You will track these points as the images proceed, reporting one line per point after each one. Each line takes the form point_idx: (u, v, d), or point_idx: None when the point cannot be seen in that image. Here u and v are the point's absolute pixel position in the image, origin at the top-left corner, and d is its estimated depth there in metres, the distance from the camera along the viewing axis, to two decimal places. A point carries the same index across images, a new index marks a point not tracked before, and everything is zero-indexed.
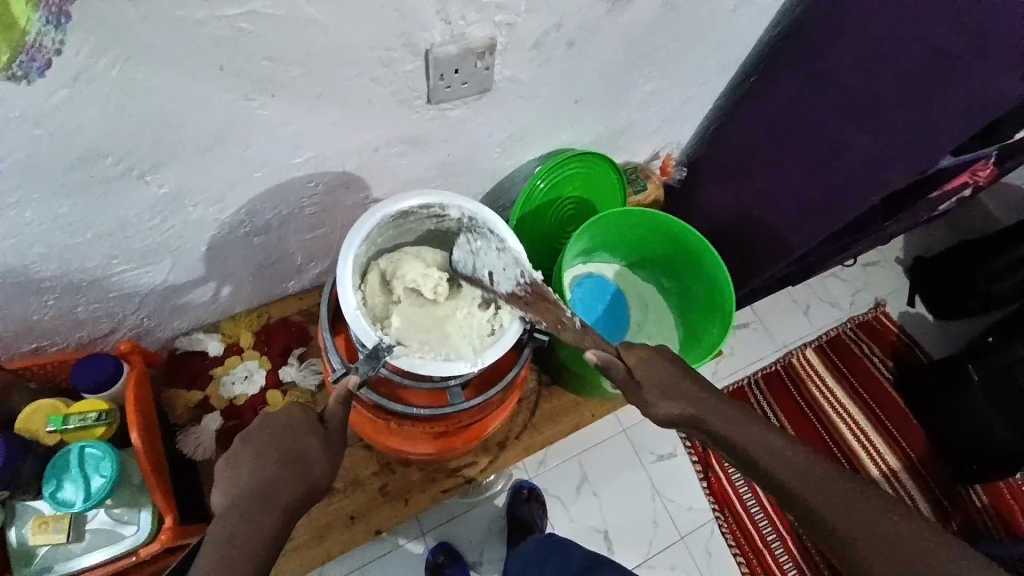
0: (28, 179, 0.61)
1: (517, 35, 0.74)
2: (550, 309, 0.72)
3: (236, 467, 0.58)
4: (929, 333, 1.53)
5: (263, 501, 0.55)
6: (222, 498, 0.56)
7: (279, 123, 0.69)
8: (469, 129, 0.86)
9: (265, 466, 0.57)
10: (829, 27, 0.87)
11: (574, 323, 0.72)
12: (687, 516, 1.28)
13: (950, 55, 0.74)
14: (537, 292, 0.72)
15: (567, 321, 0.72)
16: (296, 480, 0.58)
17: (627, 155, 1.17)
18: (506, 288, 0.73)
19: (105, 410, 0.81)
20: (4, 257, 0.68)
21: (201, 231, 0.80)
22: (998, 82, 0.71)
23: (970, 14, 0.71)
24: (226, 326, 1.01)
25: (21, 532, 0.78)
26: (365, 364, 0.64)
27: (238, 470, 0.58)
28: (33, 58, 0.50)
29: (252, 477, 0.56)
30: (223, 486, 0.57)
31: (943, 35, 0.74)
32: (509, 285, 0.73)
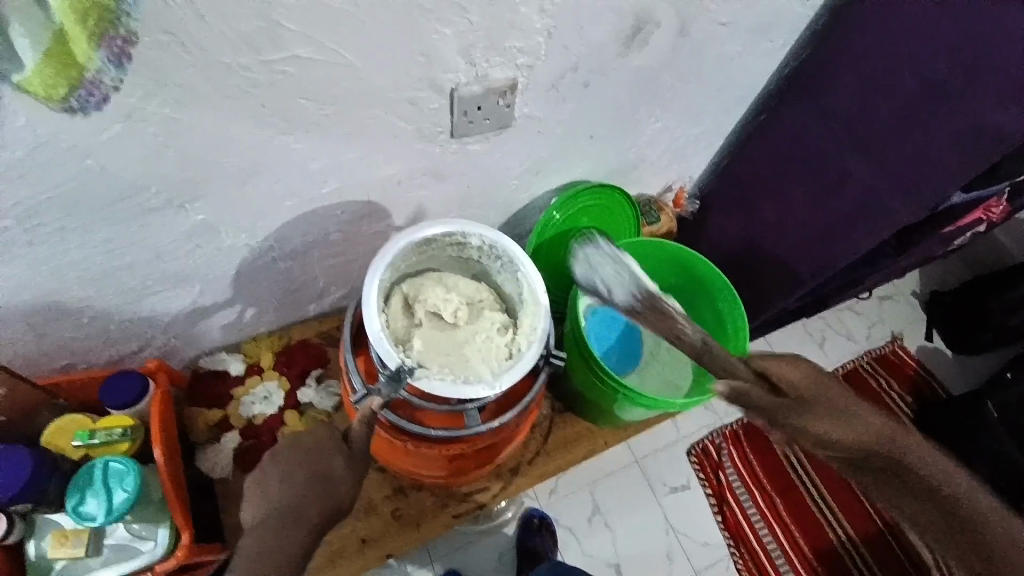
0: (77, 207, 0.65)
1: (537, 76, 0.78)
2: (665, 320, 0.78)
3: (271, 480, 0.62)
4: (948, 367, 1.51)
5: None
6: None
7: (310, 157, 0.74)
8: (489, 163, 0.90)
9: (294, 481, 0.62)
10: (831, 68, 0.91)
11: (690, 338, 0.77)
12: (701, 551, 1.26)
13: (941, 91, 0.77)
14: (652, 305, 0.80)
15: (685, 334, 0.77)
16: None
17: (640, 188, 1.21)
18: (622, 301, 0.83)
19: (130, 426, 0.84)
20: (47, 278, 0.72)
21: (231, 255, 0.84)
22: (989, 116, 0.74)
23: (958, 52, 0.75)
24: (247, 347, 1.05)
25: (39, 545, 0.80)
26: (388, 385, 0.66)
27: (274, 481, 0.63)
28: (90, 93, 0.55)
29: (283, 491, 0.61)
30: (265, 495, 0.64)
31: (934, 72, 0.77)
32: (625, 299, 0.82)
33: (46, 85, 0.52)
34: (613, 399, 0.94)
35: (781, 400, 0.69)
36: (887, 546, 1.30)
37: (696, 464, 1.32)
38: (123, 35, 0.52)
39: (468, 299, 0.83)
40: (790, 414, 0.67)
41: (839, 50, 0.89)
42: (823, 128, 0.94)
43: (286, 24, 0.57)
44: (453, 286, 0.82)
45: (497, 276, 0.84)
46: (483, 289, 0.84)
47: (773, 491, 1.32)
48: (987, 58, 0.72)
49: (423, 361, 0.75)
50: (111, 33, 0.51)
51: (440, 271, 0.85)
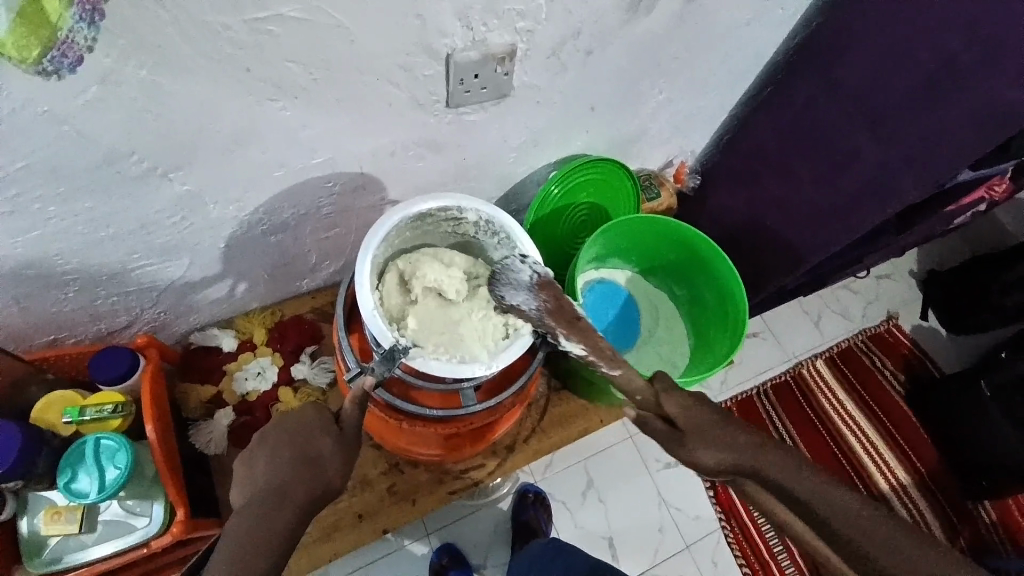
0: (55, 174, 0.62)
1: (537, 42, 0.74)
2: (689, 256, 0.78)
3: (253, 464, 0.59)
4: (943, 347, 1.52)
5: (278, 501, 0.55)
6: (239, 495, 0.57)
7: (300, 125, 0.70)
8: (486, 135, 0.87)
9: (278, 465, 0.58)
10: (846, 39, 0.87)
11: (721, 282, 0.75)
12: (693, 525, 1.27)
13: (961, 67, 0.75)
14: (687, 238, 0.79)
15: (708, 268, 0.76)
16: (309, 480, 0.58)
17: (640, 162, 1.18)
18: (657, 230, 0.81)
19: (121, 402, 0.82)
20: (27, 250, 0.69)
21: (220, 228, 0.81)
22: (1006, 94, 0.72)
23: (982, 25, 0.72)
24: (239, 323, 1.02)
25: (32, 522, 0.79)
26: (380, 365, 0.65)
27: (254, 466, 0.59)
28: (63, 55, 0.51)
29: (267, 477, 0.57)
30: (240, 483, 0.58)
31: (954, 45, 0.75)
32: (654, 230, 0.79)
33: (18, 47, 0.49)
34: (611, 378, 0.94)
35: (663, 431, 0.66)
36: None
37: None
38: None
39: (464, 276, 0.81)
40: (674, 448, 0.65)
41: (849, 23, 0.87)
42: (833, 102, 0.91)
43: None
44: (450, 262, 0.80)
45: (493, 253, 0.81)
46: (480, 266, 0.82)
47: None
48: (1010, 29, 0.70)
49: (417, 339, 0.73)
50: None
51: (437, 248, 0.82)
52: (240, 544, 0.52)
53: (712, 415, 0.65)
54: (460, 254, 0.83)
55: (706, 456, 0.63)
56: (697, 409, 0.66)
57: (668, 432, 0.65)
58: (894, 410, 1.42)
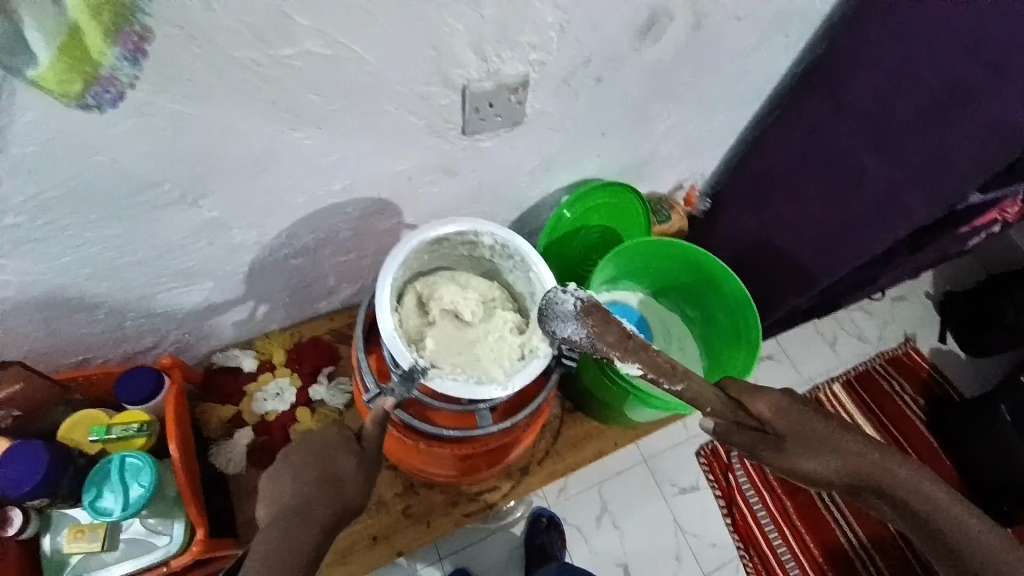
0: (93, 202, 0.66)
1: (549, 72, 0.78)
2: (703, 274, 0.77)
3: (276, 482, 0.60)
4: (962, 370, 1.49)
5: (302, 519, 0.57)
6: (264, 513, 0.58)
7: (322, 153, 0.74)
8: (500, 160, 0.90)
9: (303, 484, 0.60)
10: (851, 63, 0.89)
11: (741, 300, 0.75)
12: (710, 552, 1.25)
13: (966, 90, 0.76)
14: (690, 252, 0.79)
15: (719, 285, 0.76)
16: (332, 499, 0.59)
17: (651, 185, 1.20)
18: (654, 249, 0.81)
19: (145, 422, 0.84)
20: (63, 273, 0.73)
21: (244, 251, 0.84)
22: (1013, 114, 0.73)
23: (984, 50, 0.74)
24: (259, 344, 1.05)
25: (54, 539, 0.80)
26: (401, 386, 0.67)
27: (278, 486, 0.60)
28: (105, 90, 0.55)
29: (292, 495, 0.58)
30: (264, 501, 0.60)
31: (959, 70, 0.76)
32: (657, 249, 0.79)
33: (63, 82, 0.53)
34: (625, 400, 0.94)
35: (760, 438, 0.68)
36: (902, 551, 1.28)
37: (705, 464, 1.31)
38: (139, 32, 0.52)
39: (480, 298, 0.82)
40: (774, 455, 0.67)
41: (857, 44, 0.88)
42: (840, 126, 0.93)
43: (299, 18, 0.57)
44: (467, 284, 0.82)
45: (508, 275, 0.83)
46: (496, 288, 0.84)
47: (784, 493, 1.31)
48: (1011, 53, 0.71)
49: (436, 360, 0.74)
50: (126, 29, 0.51)
51: (453, 271, 0.85)
52: (267, 560, 0.53)
53: (808, 417, 0.67)
54: (476, 276, 0.85)
55: (808, 463, 0.65)
56: (788, 410, 0.69)
57: (766, 439, 0.68)
58: (915, 435, 1.39)
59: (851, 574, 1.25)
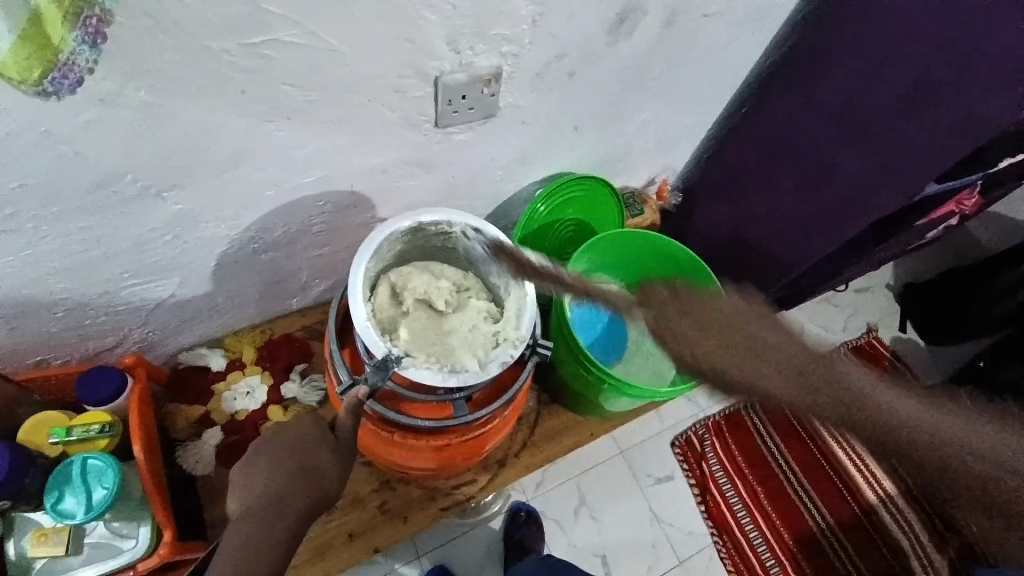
0: (50, 194, 0.63)
1: (523, 64, 0.78)
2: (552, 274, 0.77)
3: (250, 475, 0.60)
4: (921, 357, 1.56)
5: (277, 511, 0.57)
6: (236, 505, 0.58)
7: (293, 146, 0.72)
8: (474, 153, 0.89)
9: (276, 476, 0.59)
10: (823, 59, 0.92)
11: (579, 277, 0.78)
12: (685, 540, 1.27)
13: (935, 86, 0.79)
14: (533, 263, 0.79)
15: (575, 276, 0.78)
16: (308, 490, 0.59)
17: (624, 180, 1.22)
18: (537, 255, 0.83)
19: (108, 422, 0.81)
20: (19, 271, 0.70)
21: (213, 247, 0.82)
22: (981, 107, 0.76)
23: (951, 44, 0.77)
24: (229, 342, 1.02)
25: (19, 544, 0.77)
26: (373, 374, 0.65)
27: (251, 481, 0.59)
28: (65, 75, 0.53)
29: (264, 488, 0.58)
30: (237, 495, 0.59)
31: (928, 62, 0.79)
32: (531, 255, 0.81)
33: (20, 68, 0.50)
34: (601, 390, 0.96)
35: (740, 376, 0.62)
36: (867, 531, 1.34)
37: (680, 454, 1.34)
38: (99, 14, 0.50)
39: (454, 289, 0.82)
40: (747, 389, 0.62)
41: (829, 38, 0.91)
42: (812, 115, 0.96)
43: (268, 6, 0.56)
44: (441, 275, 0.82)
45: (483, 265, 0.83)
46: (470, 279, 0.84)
47: (755, 479, 1.35)
48: (976, 47, 0.75)
49: (409, 346, 0.74)
50: (86, 11, 0.49)
51: (427, 262, 0.84)
52: (240, 554, 0.53)
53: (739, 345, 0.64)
54: (451, 268, 0.85)
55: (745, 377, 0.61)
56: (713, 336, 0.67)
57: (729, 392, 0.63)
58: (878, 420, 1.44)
59: (818, 556, 1.30)
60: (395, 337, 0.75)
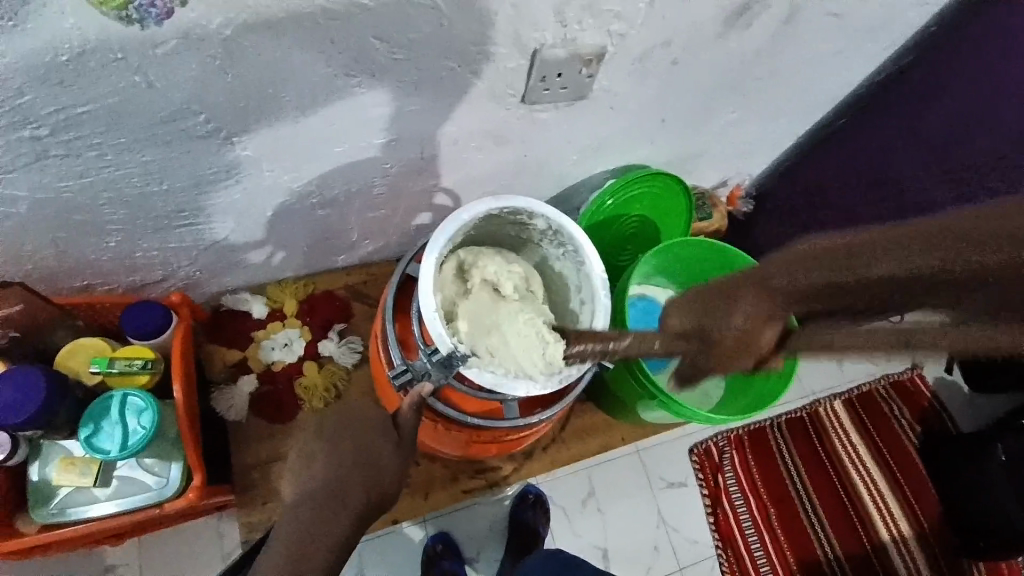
0: (118, 122, 0.59)
1: (626, 46, 0.71)
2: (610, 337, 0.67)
3: (310, 459, 0.58)
4: (963, 404, 1.49)
5: (335, 503, 0.55)
6: (294, 486, 0.56)
7: (371, 103, 0.68)
8: (551, 134, 0.84)
9: (337, 465, 0.57)
10: (938, 89, 0.88)
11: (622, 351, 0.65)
12: (689, 548, 1.26)
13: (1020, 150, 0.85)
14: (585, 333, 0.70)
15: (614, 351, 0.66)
16: (368, 481, 0.57)
17: (695, 179, 1.15)
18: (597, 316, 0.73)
19: (151, 358, 0.79)
20: (77, 196, 0.67)
21: (271, 196, 0.79)
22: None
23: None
24: (271, 291, 1.00)
25: (44, 470, 0.78)
26: (438, 371, 0.64)
27: (312, 462, 0.58)
28: (151, 3, 0.48)
29: (324, 474, 0.56)
30: (297, 475, 0.57)
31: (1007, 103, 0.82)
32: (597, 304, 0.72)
33: None
34: (643, 402, 0.93)
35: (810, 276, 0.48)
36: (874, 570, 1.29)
37: (697, 463, 1.30)
38: None
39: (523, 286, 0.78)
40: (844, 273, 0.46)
41: (941, 69, 0.87)
42: (913, 150, 0.94)
43: None
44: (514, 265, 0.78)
45: (554, 263, 0.79)
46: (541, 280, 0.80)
47: (768, 498, 1.31)
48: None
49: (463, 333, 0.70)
50: None
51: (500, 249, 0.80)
52: (296, 542, 0.53)
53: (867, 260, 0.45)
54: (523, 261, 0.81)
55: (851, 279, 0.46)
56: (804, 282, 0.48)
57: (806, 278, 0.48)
58: (905, 460, 1.38)
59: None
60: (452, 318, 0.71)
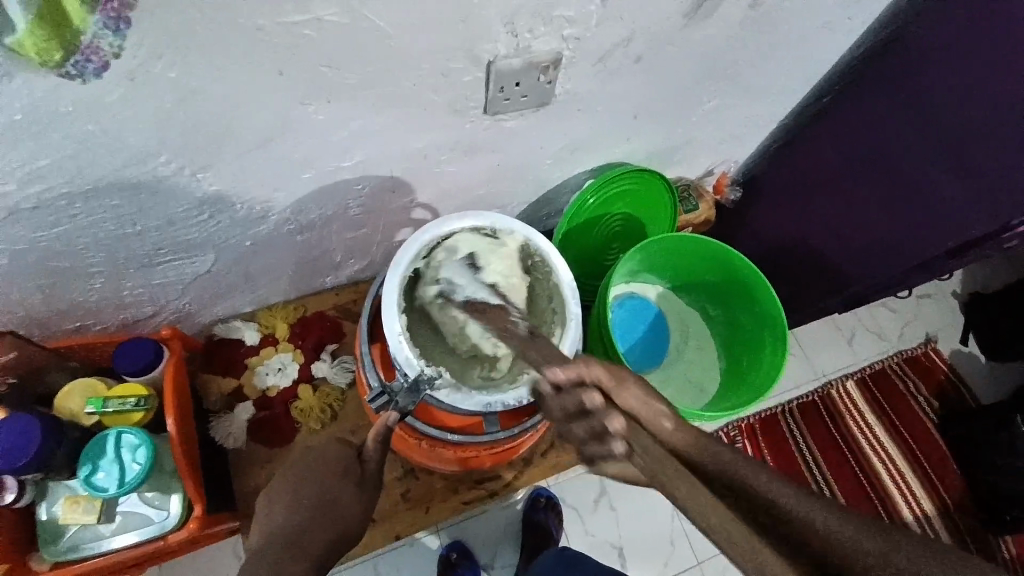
0: (84, 171, 0.60)
1: (584, 48, 0.70)
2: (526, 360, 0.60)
3: (272, 508, 0.56)
4: (980, 376, 1.44)
5: (293, 545, 0.52)
6: (255, 537, 0.54)
7: (333, 128, 0.68)
8: (522, 141, 0.83)
9: (300, 508, 0.56)
10: (933, 64, 0.81)
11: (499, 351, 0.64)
12: (706, 541, 1.24)
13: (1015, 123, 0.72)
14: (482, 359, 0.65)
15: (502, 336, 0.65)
16: (331, 524, 0.55)
17: (680, 170, 1.13)
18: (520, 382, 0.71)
19: (144, 396, 0.81)
20: (55, 244, 0.68)
21: (248, 226, 0.80)
22: None
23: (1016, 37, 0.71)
24: (262, 317, 1.01)
25: (50, 509, 0.79)
26: (406, 396, 0.65)
27: (272, 512, 0.56)
28: (88, 59, 0.49)
29: (286, 519, 0.55)
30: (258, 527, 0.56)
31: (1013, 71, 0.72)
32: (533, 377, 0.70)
33: (39, 49, 0.47)
34: None
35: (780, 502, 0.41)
36: None
37: None
38: None
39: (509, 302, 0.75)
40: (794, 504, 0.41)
41: (932, 48, 0.81)
42: (909, 126, 0.86)
43: None
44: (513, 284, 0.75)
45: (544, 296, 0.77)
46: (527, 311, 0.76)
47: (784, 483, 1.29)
48: None
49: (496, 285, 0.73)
50: None
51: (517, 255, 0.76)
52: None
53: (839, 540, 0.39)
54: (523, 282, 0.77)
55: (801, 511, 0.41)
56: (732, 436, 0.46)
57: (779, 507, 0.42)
58: (921, 431, 1.35)
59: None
60: (501, 271, 0.74)
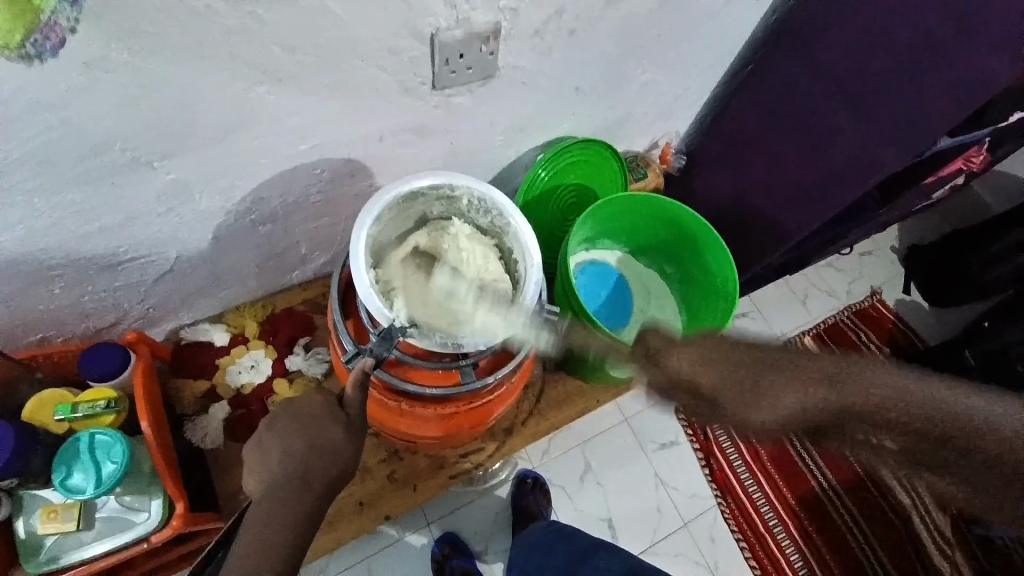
0: (45, 164, 0.61)
1: (521, 22, 0.74)
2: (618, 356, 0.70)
3: (267, 455, 0.60)
4: (925, 321, 1.54)
5: (302, 485, 0.58)
6: (257, 483, 0.59)
7: (288, 111, 0.70)
8: (473, 118, 0.87)
9: (292, 454, 0.59)
10: (826, 24, 0.89)
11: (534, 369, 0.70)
12: (689, 503, 1.26)
13: (925, 48, 0.79)
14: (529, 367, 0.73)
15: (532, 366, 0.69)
16: (327, 464, 0.60)
17: (627, 144, 1.20)
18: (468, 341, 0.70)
19: (113, 398, 0.80)
20: (16, 246, 0.68)
21: (209, 220, 0.81)
22: (982, 61, 0.74)
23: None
24: (230, 317, 1.01)
25: (28, 523, 0.78)
26: (379, 345, 0.65)
27: (268, 457, 0.60)
28: (47, 37, 0.50)
29: (284, 465, 0.59)
30: (256, 472, 0.60)
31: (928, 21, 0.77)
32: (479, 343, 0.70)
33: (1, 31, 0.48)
34: (605, 356, 0.96)
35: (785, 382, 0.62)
36: (867, 492, 1.32)
37: (684, 420, 1.32)
38: None
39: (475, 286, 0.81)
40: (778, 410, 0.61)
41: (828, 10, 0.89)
42: (818, 84, 0.94)
43: None
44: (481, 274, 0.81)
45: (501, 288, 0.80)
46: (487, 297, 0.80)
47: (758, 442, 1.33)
48: None
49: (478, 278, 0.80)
50: None
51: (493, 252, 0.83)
52: (261, 532, 0.54)
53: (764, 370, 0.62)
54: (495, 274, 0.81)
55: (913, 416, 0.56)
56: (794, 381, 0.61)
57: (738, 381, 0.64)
58: None
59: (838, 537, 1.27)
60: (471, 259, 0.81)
